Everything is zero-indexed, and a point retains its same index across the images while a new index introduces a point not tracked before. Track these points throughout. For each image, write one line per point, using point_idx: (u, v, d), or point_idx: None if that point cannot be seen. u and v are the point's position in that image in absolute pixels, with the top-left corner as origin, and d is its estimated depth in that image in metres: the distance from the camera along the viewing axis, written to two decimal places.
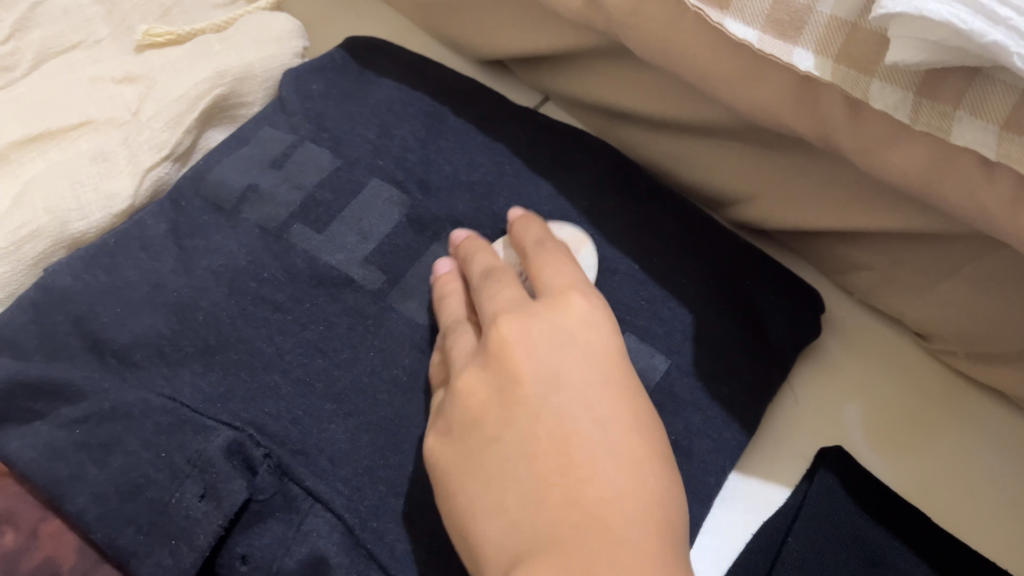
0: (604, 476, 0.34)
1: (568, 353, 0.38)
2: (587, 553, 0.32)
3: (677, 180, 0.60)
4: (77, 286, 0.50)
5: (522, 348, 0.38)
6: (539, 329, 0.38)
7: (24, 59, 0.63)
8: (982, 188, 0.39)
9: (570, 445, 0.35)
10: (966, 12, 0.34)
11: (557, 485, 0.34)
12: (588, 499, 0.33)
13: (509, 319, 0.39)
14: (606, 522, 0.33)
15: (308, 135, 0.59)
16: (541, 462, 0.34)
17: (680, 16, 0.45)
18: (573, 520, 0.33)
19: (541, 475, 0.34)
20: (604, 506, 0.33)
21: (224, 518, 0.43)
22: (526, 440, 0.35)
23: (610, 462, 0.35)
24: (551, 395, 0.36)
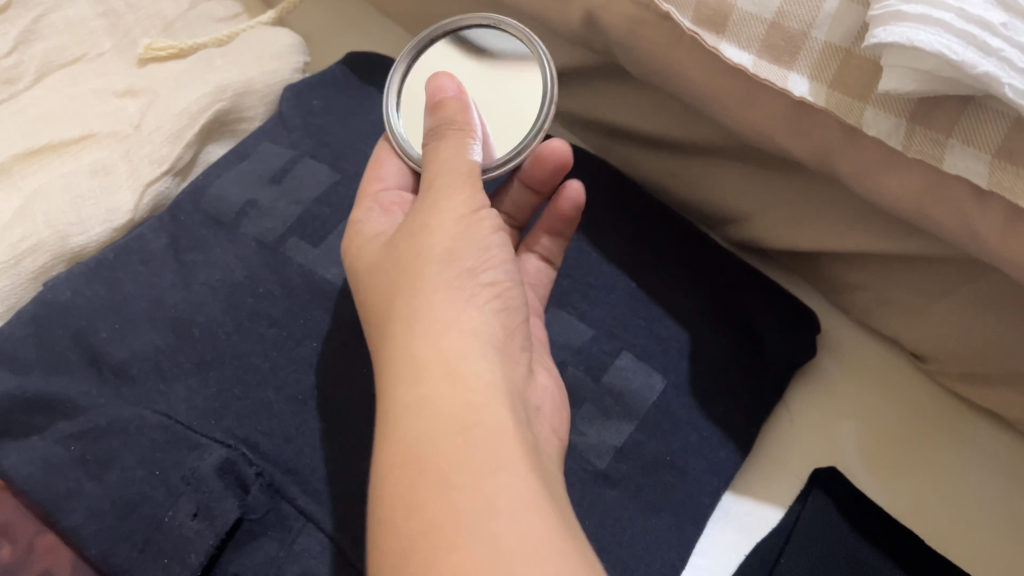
0: (476, 406, 0.32)
1: (464, 287, 0.36)
2: (453, 443, 0.31)
3: (674, 197, 0.60)
4: (78, 301, 0.50)
5: (431, 242, 0.38)
6: (454, 230, 0.38)
7: (29, 72, 0.63)
8: (975, 216, 0.39)
9: (445, 394, 0.32)
10: (958, 43, 0.34)
11: (439, 423, 0.31)
12: (459, 402, 0.32)
13: (426, 228, 0.39)
14: (481, 428, 0.31)
15: (308, 151, 0.60)
16: (422, 410, 0.32)
17: (674, 38, 0.45)
18: (454, 441, 0.31)
19: (421, 414, 0.32)
20: (487, 435, 0.31)
21: (216, 537, 0.43)
22: (417, 361, 0.34)
23: (489, 410, 0.32)
24: (445, 340, 0.34)
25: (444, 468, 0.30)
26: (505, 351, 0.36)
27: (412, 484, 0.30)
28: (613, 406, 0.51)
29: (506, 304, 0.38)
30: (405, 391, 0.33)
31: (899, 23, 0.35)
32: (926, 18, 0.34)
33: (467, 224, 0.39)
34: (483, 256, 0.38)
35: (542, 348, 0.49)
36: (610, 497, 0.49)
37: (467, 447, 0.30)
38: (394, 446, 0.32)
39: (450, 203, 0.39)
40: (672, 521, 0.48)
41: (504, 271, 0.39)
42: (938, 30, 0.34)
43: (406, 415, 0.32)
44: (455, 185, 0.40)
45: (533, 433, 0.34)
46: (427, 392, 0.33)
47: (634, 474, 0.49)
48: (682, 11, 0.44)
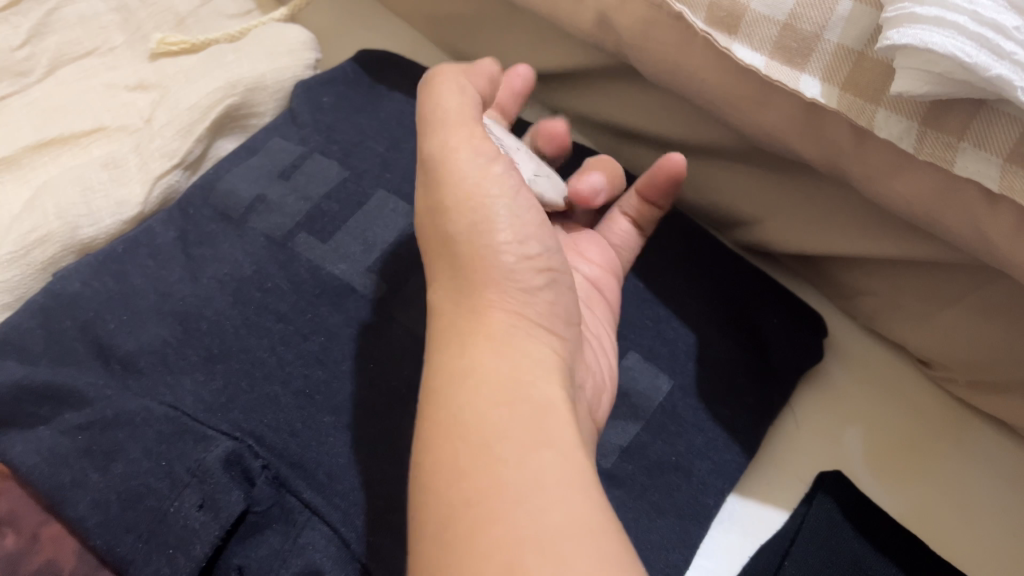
0: (519, 384, 0.33)
1: (511, 262, 0.38)
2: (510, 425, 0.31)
3: (682, 200, 0.60)
4: (85, 292, 0.51)
5: (463, 191, 0.38)
6: (485, 183, 0.39)
7: (40, 64, 0.63)
8: (986, 219, 0.39)
9: (490, 370, 0.33)
10: (972, 46, 0.34)
11: (487, 395, 0.32)
12: (504, 375, 0.33)
13: (450, 172, 0.39)
14: (524, 401, 0.32)
15: (318, 147, 0.60)
16: (468, 380, 0.33)
17: (686, 40, 0.45)
18: (501, 413, 0.31)
19: (467, 387, 0.33)
20: (529, 410, 0.32)
21: (221, 529, 0.43)
22: (467, 337, 0.35)
23: (535, 391, 0.33)
24: (493, 322, 0.36)
25: (488, 438, 0.31)
26: (548, 329, 0.38)
27: (454, 451, 0.31)
28: (618, 406, 0.51)
29: (550, 285, 0.39)
30: (454, 361, 0.34)
31: (913, 25, 0.35)
32: (940, 21, 0.34)
33: (503, 190, 0.39)
34: (525, 224, 0.39)
35: (610, 317, 0.52)
36: (615, 497, 0.48)
37: (511, 420, 0.31)
38: (441, 414, 0.32)
39: (470, 149, 0.39)
40: (677, 522, 0.48)
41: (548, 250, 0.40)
42: (951, 33, 0.34)
43: (453, 386, 0.33)
44: (473, 137, 0.40)
45: (575, 408, 0.35)
46: (475, 364, 0.34)
47: (638, 475, 0.49)
48: (695, 12, 0.44)
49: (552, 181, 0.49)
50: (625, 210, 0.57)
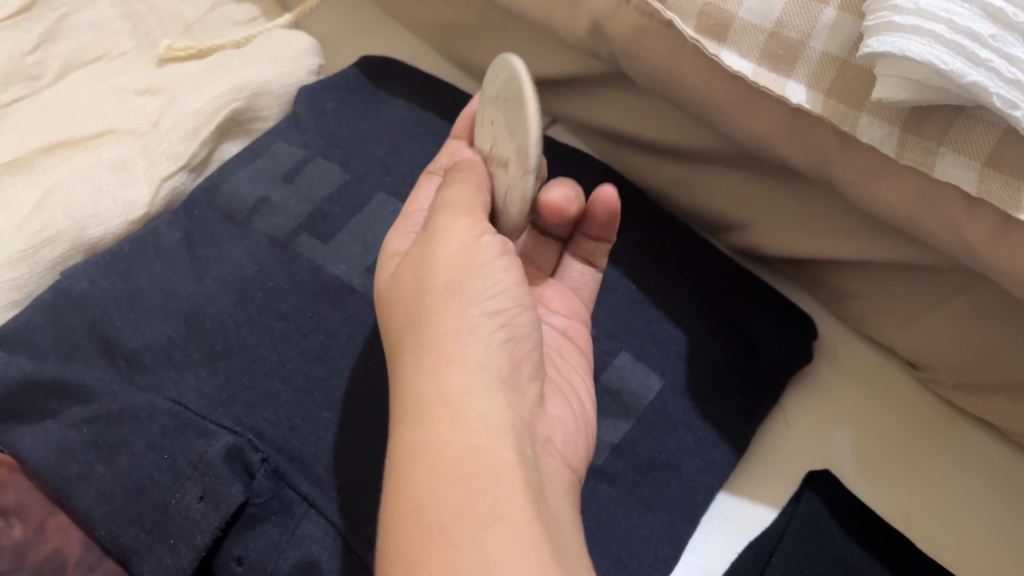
0: (476, 450, 0.32)
1: (468, 317, 0.36)
2: (458, 491, 0.31)
3: (676, 204, 0.62)
4: (93, 290, 0.52)
5: (434, 274, 0.38)
6: (458, 258, 0.38)
7: (51, 69, 0.65)
8: (966, 223, 0.40)
9: (445, 440, 0.32)
10: (948, 53, 0.35)
11: (444, 470, 0.31)
12: (460, 443, 0.32)
13: (432, 265, 0.38)
14: (482, 472, 0.31)
15: (320, 151, 0.61)
16: (427, 453, 0.32)
17: (677, 47, 0.47)
18: (456, 486, 0.31)
19: (425, 462, 0.32)
20: (486, 481, 0.31)
21: (221, 520, 0.44)
22: (421, 401, 0.34)
23: (492, 456, 0.32)
24: (449, 376, 0.34)
25: (444, 520, 0.30)
26: (510, 383, 0.36)
27: (410, 539, 0.30)
28: (610, 404, 0.52)
29: (515, 334, 0.37)
30: (407, 433, 0.33)
31: (891, 34, 0.36)
32: (917, 29, 0.36)
33: (465, 255, 0.38)
34: (490, 284, 0.38)
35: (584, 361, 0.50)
36: (606, 493, 0.49)
37: (469, 499, 0.30)
38: (399, 496, 0.32)
39: (449, 232, 0.40)
40: (666, 517, 0.49)
41: (512, 298, 0.38)
42: (928, 41, 0.35)
43: (410, 462, 0.32)
44: (458, 216, 0.40)
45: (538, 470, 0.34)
46: (431, 434, 0.33)
47: (629, 471, 0.50)
48: (685, 21, 0.45)
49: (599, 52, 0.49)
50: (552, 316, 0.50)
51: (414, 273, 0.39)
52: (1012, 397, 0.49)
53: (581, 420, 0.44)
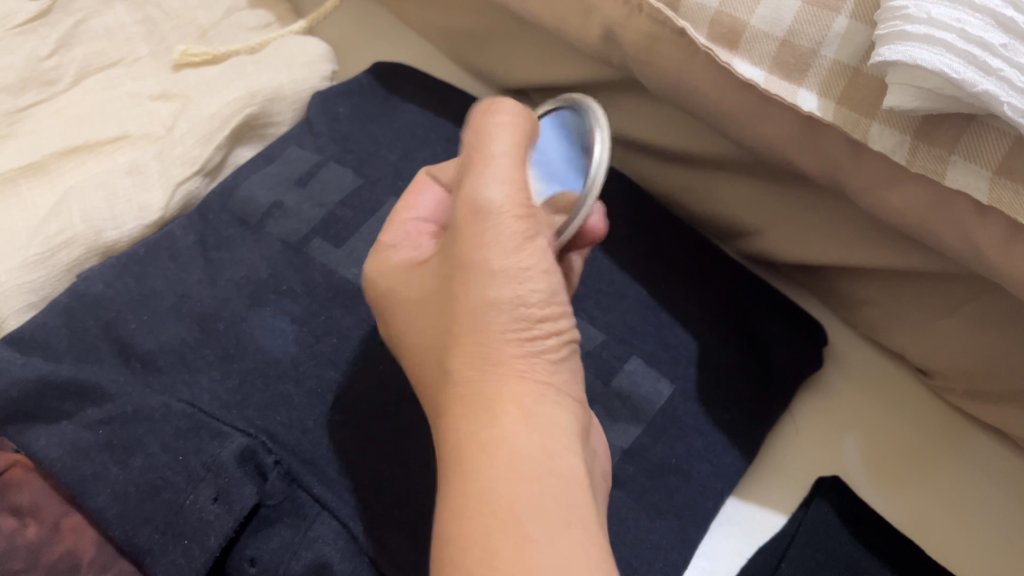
0: (548, 454, 0.33)
1: (539, 321, 0.36)
2: (535, 488, 0.32)
3: (686, 209, 0.62)
4: (108, 293, 0.53)
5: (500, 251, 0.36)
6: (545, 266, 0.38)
7: (68, 73, 0.65)
8: (976, 230, 0.40)
9: (516, 440, 0.33)
10: (959, 62, 0.35)
11: (519, 467, 0.32)
12: (534, 446, 0.33)
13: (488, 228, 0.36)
14: (554, 476, 0.32)
15: (333, 156, 0.62)
16: (495, 450, 0.33)
17: (689, 54, 0.47)
18: (531, 487, 0.32)
19: (493, 458, 0.32)
20: (559, 485, 0.32)
21: (234, 521, 0.45)
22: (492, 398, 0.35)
23: (562, 461, 0.33)
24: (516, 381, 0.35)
25: (521, 513, 0.31)
26: (564, 394, 0.37)
27: (485, 531, 0.30)
28: (620, 409, 0.53)
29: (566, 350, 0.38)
30: (479, 426, 0.34)
31: (903, 43, 0.36)
32: (928, 38, 0.36)
33: (539, 250, 0.37)
34: (559, 291, 0.38)
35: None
36: (615, 497, 0.50)
37: (545, 498, 0.31)
38: (465, 488, 0.32)
39: (495, 179, 0.37)
40: (676, 522, 0.49)
41: (573, 317, 0.39)
42: (939, 50, 0.35)
43: (479, 458, 0.33)
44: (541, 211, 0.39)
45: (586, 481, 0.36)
46: (503, 431, 0.33)
47: (639, 476, 0.50)
48: (697, 29, 0.46)
49: None
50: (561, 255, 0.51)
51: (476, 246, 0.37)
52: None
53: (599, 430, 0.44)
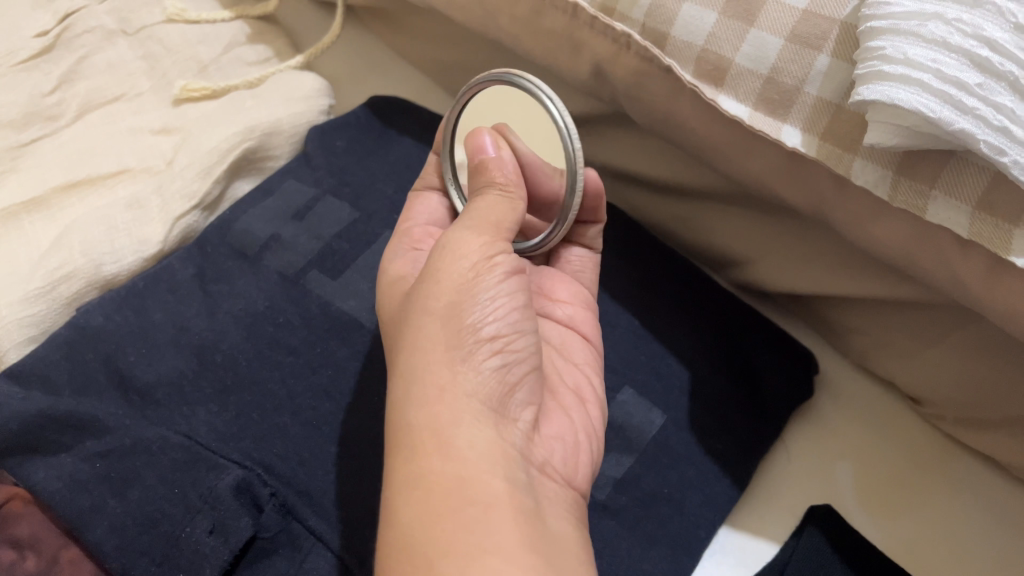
0: (467, 482, 0.35)
1: (461, 347, 0.38)
2: (450, 525, 0.33)
3: (679, 239, 0.63)
4: (108, 326, 0.53)
5: (433, 297, 0.40)
6: (463, 278, 0.40)
7: (70, 109, 0.67)
8: (959, 263, 0.41)
9: (438, 472, 0.35)
10: (936, 101, 0.36)
11: (435, 502, 0.34)
12: (452, 477, 0.35)
13: (435, 275, 0.41)
14: (472, 506, 0.34)
15: (330, 189, 0.63)
16: (417, 487, 0.35)
17: (676, 91, 0.48)
18: (445, 526, 0.33)
19: (420, 495, 0.34)
20: (475, 515, 0.34)
21: (230, 553, 0.46)
22: (417, 430, 0.36)
23: (484, 488, 0.35)
24: (440, 409, 0.37)
25: (433, 554, 0.33)
26: (502, 410, 0.39)
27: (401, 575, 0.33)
28: (612, 439, 0.53)
29: (509, 360, 0.40)
30: (404, 462, 0.36)
31: (881, 82, 0.38)
32: (905, 78, 0.37)
33: (472, 271, 0.41)
34: (486, 309, 0.40)
35: (593, 355, 0.53)
36: (608, 527, 0.50)
37: (458, 532, 0.33)
38: (392, 530, 0.34)
39: (467, 234, 0.42)
40: (668, 551, 0.50)
41: (519, 337, 0.41)
42: (916, 89, 0.36)
43: (405, 494, 0.35)
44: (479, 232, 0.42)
45: (535, 499, 0.37)
46: (423, 465, 0.35)
47: (631, 505, 0.51)
48: (683, 66, 0.47)
49: None
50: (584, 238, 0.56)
51: (424, 290, 0.40)
52: (1012, 433, 0.50)
53: (578, 440, 0.46)
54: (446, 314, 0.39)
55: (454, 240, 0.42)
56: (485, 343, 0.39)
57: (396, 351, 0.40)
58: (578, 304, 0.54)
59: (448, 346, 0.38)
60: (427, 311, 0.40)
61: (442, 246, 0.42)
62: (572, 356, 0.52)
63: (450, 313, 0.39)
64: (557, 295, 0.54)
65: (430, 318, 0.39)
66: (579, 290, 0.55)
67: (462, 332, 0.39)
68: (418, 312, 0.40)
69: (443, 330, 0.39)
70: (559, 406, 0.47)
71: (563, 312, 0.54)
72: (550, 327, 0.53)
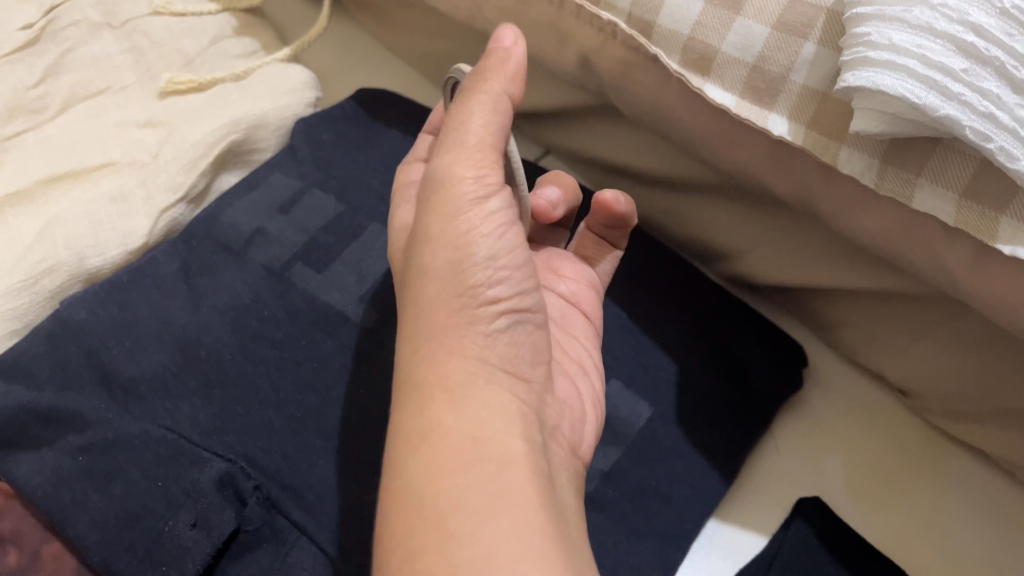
0: (481, 439, 0.33)
1: (469, 302, 0.37)
2: (462, 482, 0.32)
3: (668, 232, 0.62)
4: (91, 320, 0.53)
5: (434, 246, 0.38)
6: (462, 225, 0.38)
7: (54, 102, 0.66)
8: (946, 252, 0.41)
9: (451, 427, 0.34)
10: (921, 88, 0.36)
11: (446, 457, 0.33)
12: (466, 433, 0.34)
13: (434, 212, 0.38)
14: (486, 463, 0.33)
15: (315, 182, 0.62)
16: (428, 440, 0.33)
17: (663, 81, 0.48)
18: (456, 482, 0.32)
19: (430, 450, 0.33)
20: (491, 472, 0.32)
21: (213, 547, 0.45)
22: (427, 383, 0.35)
23: (498, 446, 0.34)
24: (450, 364, 0.36)
25: (446, 511, 0.31)
26: (514, 369, 0.38)
27: (409, 530, 0.31)
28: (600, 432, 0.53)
29: (516, 315, 0.39)
30: (413, 416, 0.35)
31: (866, 69, 0.37)
32: (890, 65, 0.37)
33: (478, 213, 0.38)
34: (494, 260, 0.38)
35: (593, 332, 0.53)
36: (595, 520, 0.50)
37: (471, 489, 0.32)
38: (398, 483, 0.33)
39: (460, 166, 0.38)
40: (656, 545, 0.49)
41: (523, 293, 0.40)
42: (902, 75, 0.36)
43: (415, 448, 0.33)
44: (469, 158, 0.38)
45: (547, 461, 0.36)
46: (434, 420, 0.34)
47: (619, 499, 0.51)
48: (670, 55, 0.47)
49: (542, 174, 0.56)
50: None
51: (420, 236, 0.39)
52: (1002, 426, 0.50)
53: (583, 408, 0.46)
54: (449, 265, 0.37)
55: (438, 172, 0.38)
56: (495, 298, 0.38)
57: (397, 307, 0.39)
58: (583, 283, 0.54)
59: (455, 301, 0.37)
60: (426, 263, 0.38)
61: (426, 188, 0.39)
62: (573, 329, 0.52)
63: (451, 263, 0.37)
64: (562, 271, 0.54)
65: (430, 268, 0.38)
66: (585, 270, 0.55)
67: (470, 285, 0.37)
68: (417, 263, 0.38)
69: (448, 283, 0.37)
70: (565, 373, 0.47)
71: (564, 288, 0.53)
72: (553, 299, 0.53)
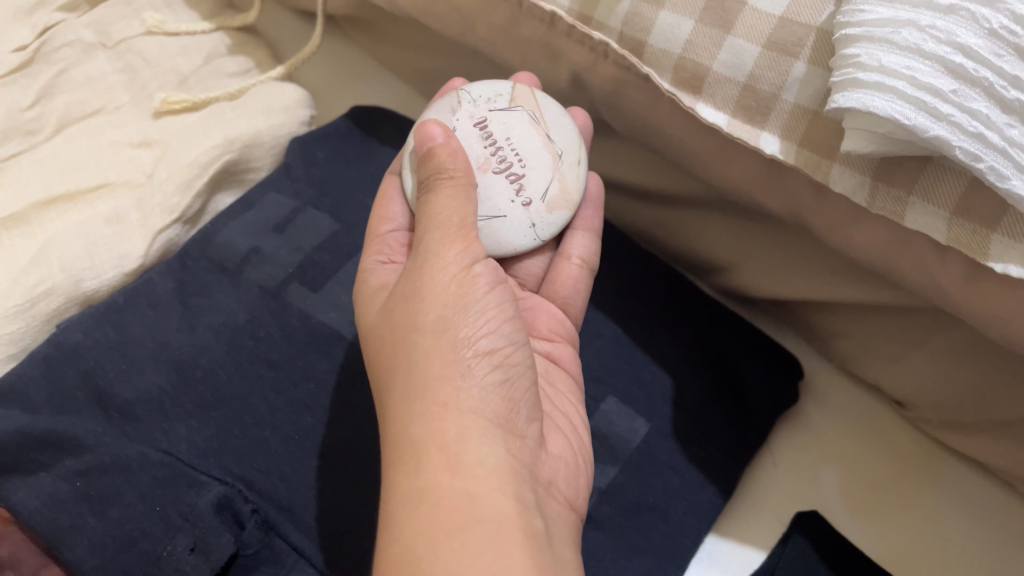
0: (474, 498, 0.34)
1: (461, 362, 0.38)
2: (459, 541, 0.33)
3: (663, 245, 0.63)
4: (87, 342, 0.52)
5: (425, 312, 0.39)
6: (451, 291, 0.40)
7: (49, 123, 0.66)
8: (937, 269, 0.41)
9: (444, 488, 0.35)
10: (911, 109, 0.36)
11: (442, 517, 0.34)
12: (461, 491, 0.34)
13: (422, 288, 0.40)
14: (480, 523, 0.33)
15: (310, 201, 0.63)
16: (423, 502, 0.34)
17: (655, 99, 0.48)
18: (453, 543, 0.33)
19: (426, 510, 0.34)
20: (485, 532, 0.33)
21: (212, 571, 0.45)
22: (423, 447, 0.36)
23: (491, 505, 0.34)
24: (445, 425, 0.36)
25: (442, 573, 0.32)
26: (509, 426, 0.39)
27: None
28: (596, 449, 0.53)
29: (510, 371, 0.40)
30: (409, 478, 0.35)
31: (856, 90, 0.37)
32: (879, 86, 0.37)
33: (464, 283, 0.40)
34: (482, 322, 0.39)
35: (576, 389, 0.52)
36: (593, 538, 0.50)
37: (467, 550, 0.32)
38: (394, 546, 0.34)
39: (445, 251, 0.41)
40: (653, 562, 0.50)
41: (515, 351, 0.40)
42: (891, 96, 0.36)
43: (410, 510, 0.34)
44: (445, 239, 0.41)
45: (541, 517, 0.37)
46: (427, 480, 0.35)
47: (616, 515, 0.51)
48: (661, 74, 0.47)
49: (561, 140, 0.52)
50: (574, 253, 0.54)
51: (406, 306, 0.40)
52: (997, 436, 0.50)
53: (578, 460, 0.46)
54: (439, 330, 0.39)
55: (422, 260, 0.41)
56: (488, 357, 0.39)
57: (389, 371, 0.40)
58: (562, 339, 0.53)
59: (447, 362, 0.38)
60: (419, 328, 0.39)
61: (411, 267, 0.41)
62: (558, 384, 0.51)
63: (442, 329, 0.39)
64: (541, 327, 0.53)
65: (422, 334, 0.39)
66: (562, 324, 0.54)
67: (460, 348, 0.38)
68: (407, 328, 0.40)
69: (439, 348, 0.38)
70: (555, 425, 0.47)
71: (546, 345, 0.53)
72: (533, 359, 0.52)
